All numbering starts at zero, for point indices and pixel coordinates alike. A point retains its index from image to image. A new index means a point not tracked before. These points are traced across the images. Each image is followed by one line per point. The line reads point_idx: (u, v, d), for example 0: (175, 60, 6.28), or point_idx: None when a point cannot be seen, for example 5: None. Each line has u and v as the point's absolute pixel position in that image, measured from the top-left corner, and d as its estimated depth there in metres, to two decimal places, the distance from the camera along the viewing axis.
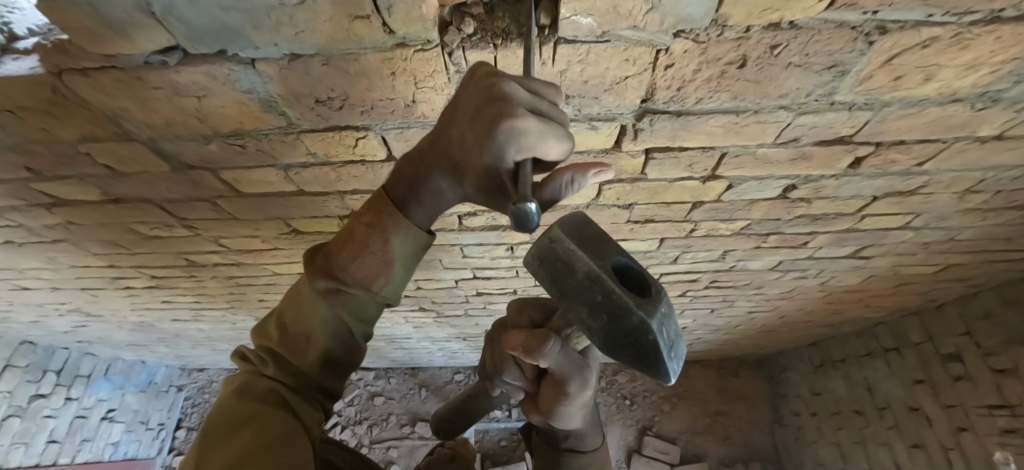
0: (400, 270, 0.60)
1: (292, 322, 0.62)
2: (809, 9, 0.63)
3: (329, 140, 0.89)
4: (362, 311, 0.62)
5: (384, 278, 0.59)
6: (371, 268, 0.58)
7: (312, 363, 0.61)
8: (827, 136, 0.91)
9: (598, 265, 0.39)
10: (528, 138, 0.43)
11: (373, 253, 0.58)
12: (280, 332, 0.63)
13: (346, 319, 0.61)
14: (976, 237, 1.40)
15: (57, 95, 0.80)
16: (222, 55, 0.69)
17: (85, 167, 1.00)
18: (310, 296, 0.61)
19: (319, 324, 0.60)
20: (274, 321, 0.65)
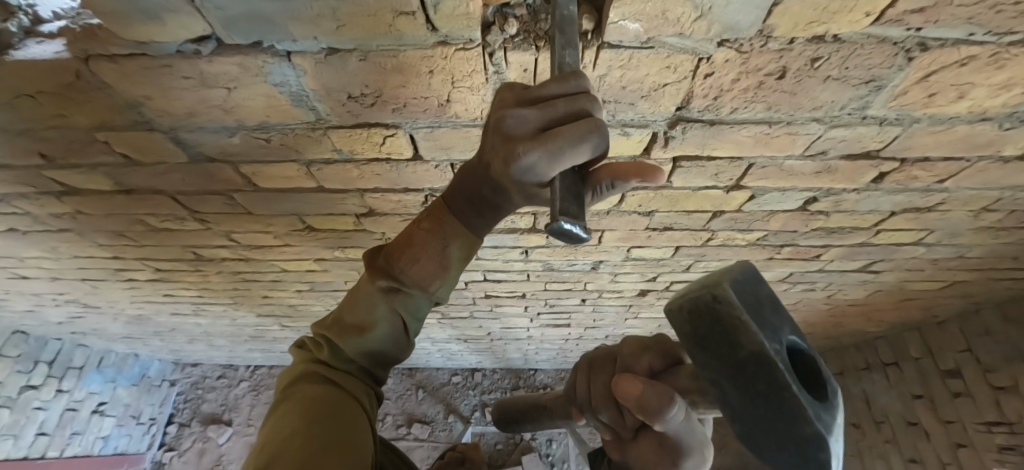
0: (455, 272, 0.62)
1: (349, 318, 0.63)
2: (855, 22, 0.64)
3: (357, 137, 0.87)
4: (417, 310, 0.63)
5: (439, 280, 0.61)
6: (428, 272, 0.60)
7: (369, 356, 0.63)
8: (854, 150, 0.92)
9: (773, 348, 0.30)
10: (547, 163, 0.42)
11: (426, 262, 0.60)
12: (337, 325, 0.64)
13: (404, 316, 0.62)
14: (985, 255, 1.41)
15: (78, 82, 0.77)
16: (257, 46, 0.68)
17: (99, 156, 0.98)
18: (370, 293, 0.62)
19: (380, 322, 0.61)
20: (331, 316, 0.66)
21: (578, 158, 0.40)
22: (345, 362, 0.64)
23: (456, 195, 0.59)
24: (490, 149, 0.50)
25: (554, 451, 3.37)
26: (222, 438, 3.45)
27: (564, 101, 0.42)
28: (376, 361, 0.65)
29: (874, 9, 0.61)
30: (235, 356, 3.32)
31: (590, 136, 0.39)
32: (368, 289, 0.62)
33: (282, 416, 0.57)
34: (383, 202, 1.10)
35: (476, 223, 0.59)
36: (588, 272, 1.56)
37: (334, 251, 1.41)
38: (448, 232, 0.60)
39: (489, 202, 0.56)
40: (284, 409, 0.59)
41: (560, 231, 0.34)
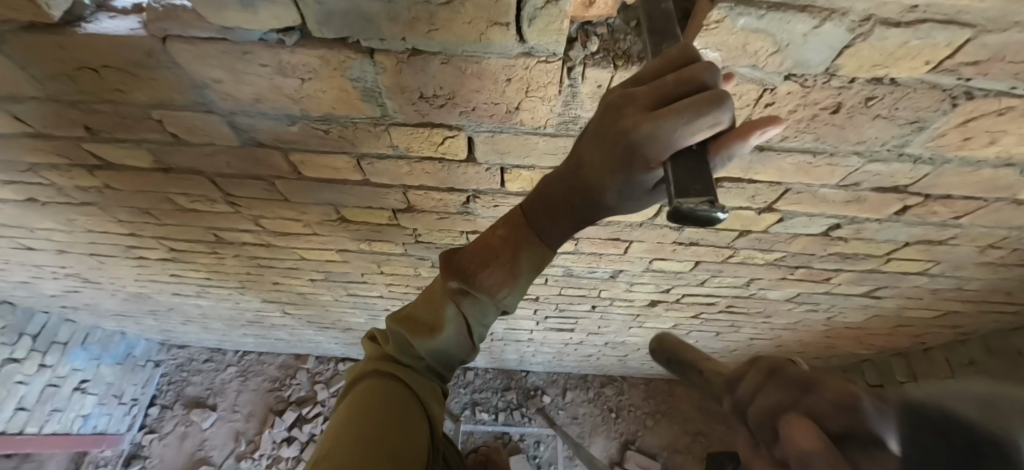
0: (526, 282, 0.59)
1: (422, 315, 0.64)
2: (913, 69, 0.68)
3: (417, 135, 0.89)
4: (482, 316, 0.62)
5: (508, 289, 0.59)
6: (499, 279, 0.58)
7: (436, 355, 0.65)
8: (884, 184, 0.97)
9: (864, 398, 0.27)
10: (659, 146, 0.39)
11: (498, 268, 0.58)
12: (408, 320, 0.65)
13: (471, 321, 0.62)
14: (982, 288, 1.49)
15: (148, 60, 0.77)
16: (344, 41, 0.70)
17: (147, 132, 0.97)
18: (443, 294, 0.63)
19: (447, 322, 0.62)
20: (400, 315, 0.67)
21: (700, 134, 0.36)
22: (412, 360, 0.65)
23: (539, 203, 0.57)
24: (586, 148, 0.49)
25: (542, 453, 3.40)
26: (206, 423, 3.37)
27: (675, 75, 0.39)
28: (442, 362, 0.66)
29: (934, 58, 0.66)
30: (226, 340, 3.26)
31: (711, 109, 0.35)
32: (442, 290, 0.63)
33: (348, 400, 0.62)
34: (425, 199, 1.12)
35: (556, 233, 0.57)
36: (606, 280, 1.59)
37: (361, 243, 1.42)
38: (523, 239, 0.58)
39: (576, 211, 0.54)
40: (350, 399, 0.62)
41: (676, 216, 0.34)
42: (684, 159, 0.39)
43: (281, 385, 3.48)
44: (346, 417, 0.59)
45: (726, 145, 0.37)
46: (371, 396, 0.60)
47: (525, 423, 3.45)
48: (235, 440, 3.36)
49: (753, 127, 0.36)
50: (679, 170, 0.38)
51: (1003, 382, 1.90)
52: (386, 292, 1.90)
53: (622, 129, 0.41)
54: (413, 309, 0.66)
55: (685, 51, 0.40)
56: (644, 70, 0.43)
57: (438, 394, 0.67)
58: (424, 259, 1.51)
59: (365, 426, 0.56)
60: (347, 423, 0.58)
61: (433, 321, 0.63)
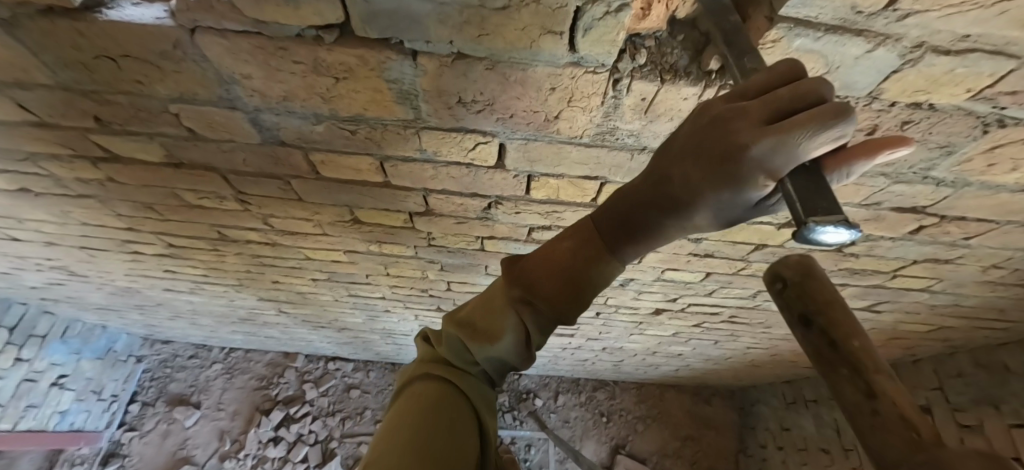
0: (591, 295, 0.58)
1: (479, 323, 0.63)
2: (954, 95, 0.69)
3: (447, 140, 0.87)
4: (541, 328, 0.60)
5: (571, 300, 0.57)
6: (564, 290, 0.57)
7: (491, 362, 0.64)
8: (905, 204, 0.99)
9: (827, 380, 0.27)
10: (780, 158, 0.38)
11: (567, 279, 0.57)
12: (466, 325, 0.64)
13: (530, 333, 0.60)
14: (978, 305, 1.54)
15: (175, 51, 0.73)
16: (386, 41, 0.67)
17: (163, 126, 0.93)
18: (502, 301, 0.62)
19: (508, 334, 0.60)
20: (456, 322, 0.66)
21: (823, 147, 0.37)
22: (467, 364, 0.65)
23: (610, 216, 0.56)
24: (675, 161, 0.48)
25: (533, 456, 3.39)
26: (189, 421, 3.28)
27: (788, 88, 0.40)
28: (496, 370, 0.66)
29: (975, 86, 0.67)
30: (213, 337, 3.17)
31: (836, 122, 0.36)
32: (502, 298, 0.62)
33: (405, 397, 0.63)
34: (445, 203, 1.10)
35: (625, 248, 0.56)
36: (614, 288, 1.59)
37: (370, 245, 1.39)
38: (592, 253, 0.57)
39: (650, 227, 0.53)
40: (405, 398, 0.63)
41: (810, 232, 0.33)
42: (799, 175, 0.39)
43: (269, 384, 3.40)
44: (403, 417, 0.59)
45: (850, 161, 0.38)
46: (428, 398, 0.60)
47: (516, 426, 3.44)
48: (219, 439, 3.27)
49: (879, 146, 0.38)
50: (796, 186, 0.38)
51: (988, 397, 1.97)
52: (388, 293, 1.86)
53: (732, 142, 0.40)
54: (470, 313, 0.65)
55: (794, 66, 0.41)
56: (746, 85, 0.44)
57: (489, 402, 0.67)
58: (433, 262, 1.49)
59: (424, 430, 0.56)
60: (404, 419, 0.59)
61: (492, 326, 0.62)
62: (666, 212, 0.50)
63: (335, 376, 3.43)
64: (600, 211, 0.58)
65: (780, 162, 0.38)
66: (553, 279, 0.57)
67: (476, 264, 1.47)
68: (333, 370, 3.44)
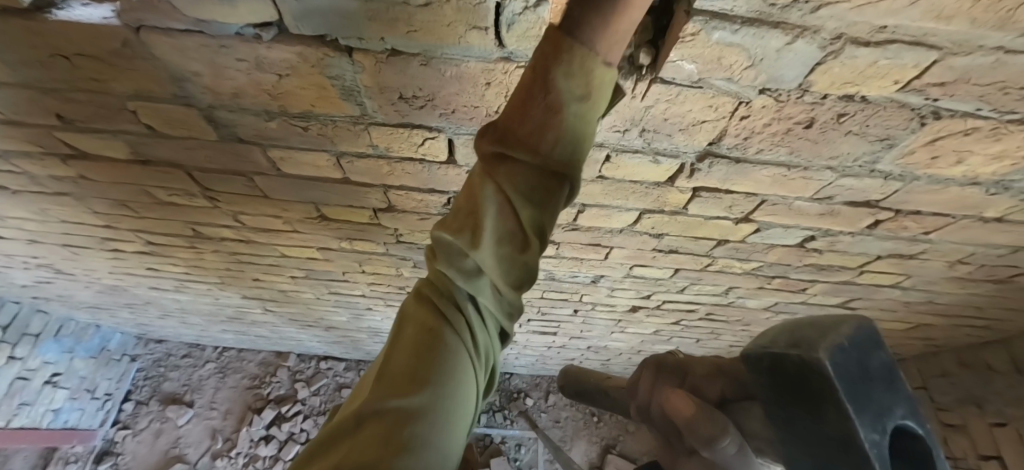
0: (578, 132, 0.39)
1: (465, 217, 0.42)
2: (883, 88, 0.70)
3: (396, 135, 0.89)
4: (531, 192, 0.40)
5: (560, 139, 0.39)
6: (536, 126, 0.38)
7: (501, 277, 0.42)
8: (857, 198, 0.99)
9: (867, 434, 0.32)
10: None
11: (538, 112, 0.38)
12: (447, 222, 0.44)
13: (520, 209, 0.40)
14: (953, 302, 1.53)
15: (124, 49, 0.75)
16: (322, 39, 0.69)
17: (124, 124, 0.95)
18: (474, 172, 0.42)
19: (490, 215, 0.40)
20: (453, 221, 0.44)
21: None
22: (461, 285, 0.42)
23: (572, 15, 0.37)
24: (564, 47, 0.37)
25: (523, 456, 3.40)
26: (182, 420, 3.32)
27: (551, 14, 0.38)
28: (502, 291, 0.43)
29: (902, 78, 0.68)
30: (205, 336, 3.19)
31: None
32: (483, 170, 0.41)
33: (394, 342, 0.44)
34: (406, 199, 1.11)
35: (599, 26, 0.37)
36: (587, 285, 1.59)
37: (342, 241, 1.41)
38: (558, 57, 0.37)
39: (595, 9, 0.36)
40: (394, 341, 0.44)
41: None
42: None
43: (261, 383, 3.43)
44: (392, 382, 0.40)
45: None
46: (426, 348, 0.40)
47: (507, 425, 3.45)
48: (211, 438, 3.31)
49: None
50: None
51: (972, 396, 1.97)
52: (367, 291, 1.88)
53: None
54: (455, 211, 0.44)
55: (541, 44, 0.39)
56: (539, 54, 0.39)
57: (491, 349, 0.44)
58: (405, 259, 1.50)
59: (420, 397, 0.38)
60: (392, 366, 0.41)
61: (470, 211, 0.41)
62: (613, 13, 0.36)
63: (326, 375, 3.44)
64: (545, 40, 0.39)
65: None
66: (521, 116, 0.39)
67: None
68: (325, 370, 3.45)
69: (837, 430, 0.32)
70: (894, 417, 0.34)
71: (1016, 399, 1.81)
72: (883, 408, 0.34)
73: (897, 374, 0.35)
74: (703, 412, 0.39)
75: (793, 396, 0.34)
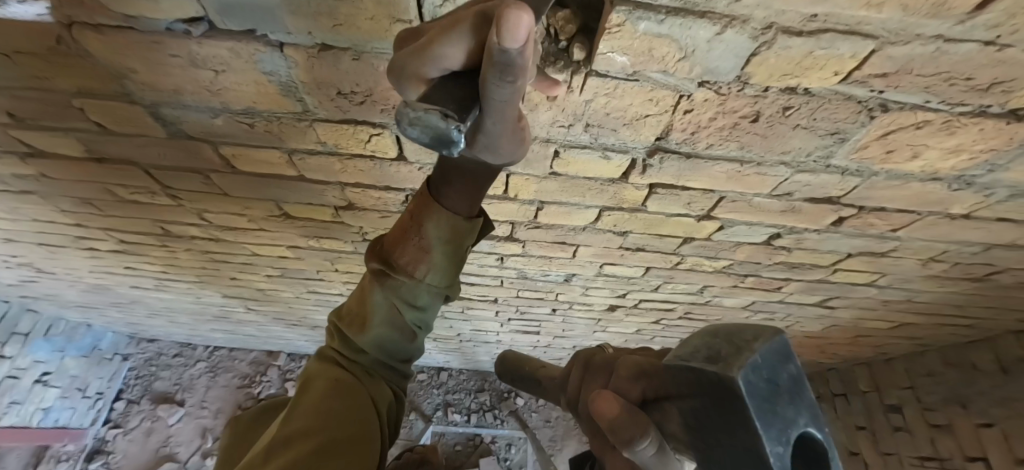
0: (440, 257, 0.59)
1: (358, 310, 0.63)
2: (824, 79, 0.68)
3: (342, 132, 0.88)
4: (413, 297, 0.61)
5: (424, 266, 0.59)
6: (414, 256, 0.59)
7: (388, 347, 0.63)
8: (817, 195, 0.97)
9: (771, 446, 0.29)
10: (522, 82, 0.34)
11: (409, 247, 0.59)
12: (347, 313, 0.65)
13: (398, 304, 0.60)
14: (932, 301, 1.51)
15: (59, 46, 0.74)
16: (251, 34, 0.68)
17: (74, 121, 0.94)
18: (369, 281, 0.63)
19: (376, 309, 0.60)
20: (352, 310, 0.64)
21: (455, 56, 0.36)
22: (356, 354, 0.62)
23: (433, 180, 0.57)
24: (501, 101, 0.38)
25: (513, 456, 3.39)
26: (173, 419, 3.34)
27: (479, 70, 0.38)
28: (390, 356, 0.64)
29: (841, 69, 0.66)
30: (195, 335, 3.21)
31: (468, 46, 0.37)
32: (370, 278, 0.63)
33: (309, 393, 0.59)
34: (363, 197, 1.11)
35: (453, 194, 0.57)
36: (561, 283, 1.58)
37: (310, 240, 1.41)
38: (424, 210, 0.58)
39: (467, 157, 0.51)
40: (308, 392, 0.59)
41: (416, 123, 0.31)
42: (452, 83, 0.37)
43: (251, 382, 3.43)
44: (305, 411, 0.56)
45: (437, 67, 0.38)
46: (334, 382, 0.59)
47: (497, 425, 3.43)
48: (202, 437, 3.33)
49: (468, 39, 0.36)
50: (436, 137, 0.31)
51: (958, 396, 1.93)
52: (345, 290, 1.87)
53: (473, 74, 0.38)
54: (351, 305, 0.65)
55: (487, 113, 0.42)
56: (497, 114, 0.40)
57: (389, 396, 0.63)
58: None
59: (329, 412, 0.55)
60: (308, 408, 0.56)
61: (361, 309, 0.62)
62: (472, 185, 0.55)
63: None
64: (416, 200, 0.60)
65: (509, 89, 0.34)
66: (400, 248, 0.60)
67: None
68: None
69: (743, 444, 0.30)
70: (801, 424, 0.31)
71: (1001, 399, 1.78)
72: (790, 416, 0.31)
73: (811, 393, 0.33)
74: (629, 411, 0.36)
75: (700, 404, 0.32)
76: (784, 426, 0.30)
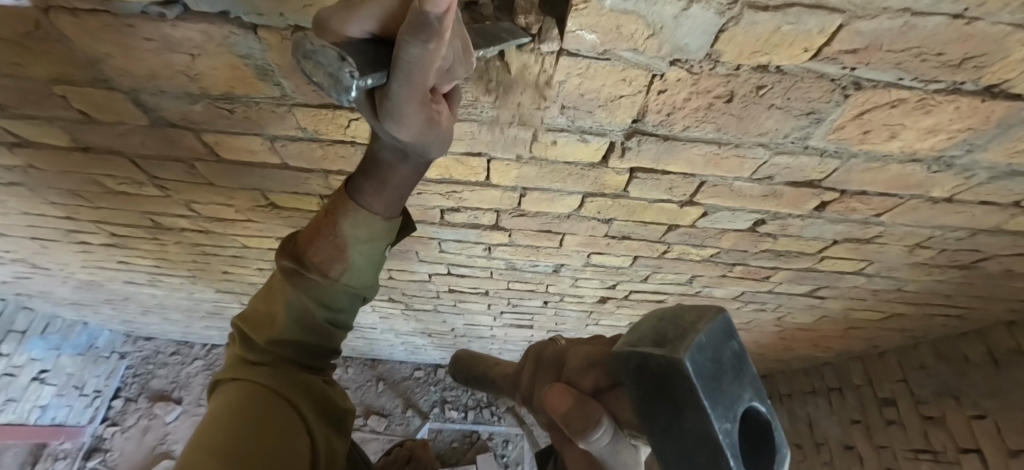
0: (357, 256, 0.60)
1: (266, 310, 0.61)
2: (794, 57, 0.68)
3: (321, 117, 0.89)
4: (327, 297, 0.60)
5: (340, 264, 0.59)
6: (328, 254, 0.58)
7: (300, 348, 0.61)
8: (797, 178, 0.98)
9: (720, 424, 0.26)
10: (431, 50, 0.35)
11: (323, 245, 0.59)
12: (254, 317, 0.62)
13: (311, 303, 0.59)
14: (921, 290, 1.50)
15: (35, 32, 0.75)
16: (224, 16, 0.68)
17: (56, 109, 0.95)
18: (281, 282, 0.62)
19: (285, 310, 0.59)
20: (256, 312, 0.62)
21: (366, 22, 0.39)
22: (263, 357, 0.59)
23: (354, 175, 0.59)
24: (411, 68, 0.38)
25: (510, 453, 3.38)
26: (170, 417, 3.35)
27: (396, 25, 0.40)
28: (304, 356, 0.62)
29: (811, 45, 0.66)
30: (191, 332, 3.21)
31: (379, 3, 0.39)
32: (281, 277, 0.61)
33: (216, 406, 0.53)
34: None
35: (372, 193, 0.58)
36: (549, 274, 1.58)
37: (297, 231, 1.41)
38: (341, 209, 0.59)
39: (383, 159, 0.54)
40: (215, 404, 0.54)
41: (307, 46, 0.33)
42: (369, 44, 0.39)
43: None
44: (211, 425, 0.50)
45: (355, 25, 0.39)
46: (240, 394, 0.54)
47: (494, 422, 3.43)
48: None
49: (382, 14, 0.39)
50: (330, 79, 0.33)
51: (950, 388, 1.93)
52: None
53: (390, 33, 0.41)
54: (257, 305, 0.63)
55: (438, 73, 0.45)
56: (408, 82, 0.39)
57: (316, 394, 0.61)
58: None
59: (236, 425, 0.50)
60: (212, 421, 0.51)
61: (270, 311, 0.61)
62: (381, 185, 0.57)
63: None
64: (333, 197, 0.60)
65: (417, 51, 0.35)
66: (313, 247, 0.59)
67: (405, 250, 1.48)
68: None
69: (691, 426, 0.27)
70: (746, 399, 0.29)
71: (993, 391, 1.77)
72: (735, 390, 0.28)
73: (752, 367, 0.30)
74: (580, 402, 0.34)
75: (651, 391, 0.28)
76: (731, 402, 0.28)
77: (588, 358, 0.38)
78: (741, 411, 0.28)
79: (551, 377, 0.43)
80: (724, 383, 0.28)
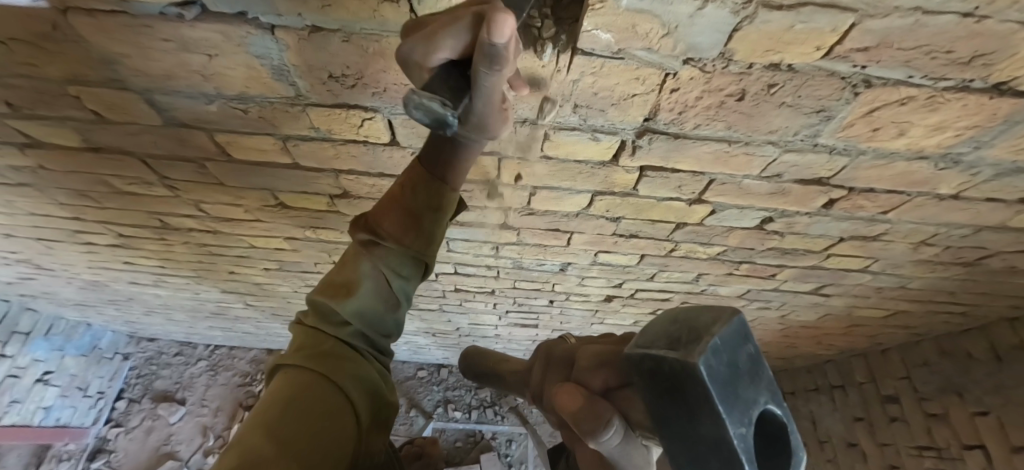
0: (429, 225, 0.63)
1: (340, 281, 0.62)
2: (806, 55, 0.69)
3: (334, 117, 0.89)
4: (399, 264, 0.62)
5: (414, 231, 0.62)
6: (404, 221, 0.62)
7: (372, 317, 0.61)
8: (805, 176, 0.99)
9: (735, 430, 0.26)
10: (503, 72, 0.40)
11: (400, 214, 0.62)
12: (327, 287, 0.62)
13: (387, 269, 0.62)
14: (925, 287, 1.51)
15: (51, 33, 0.75)
16: (241, 16, 0.69)
17: (68, 109, 0.96)
18: (355, 253, 0.64)
19: (363, 276, 0.61)
20: (327, 286, 0.62)
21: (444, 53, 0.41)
22: (337, 328, 0.59)
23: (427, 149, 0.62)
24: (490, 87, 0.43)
25: (513, 452, 3.38)
26: (173, 418, 3.34)
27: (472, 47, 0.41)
28: (373, 328, 0.62)
29: (822, 44, 0.66)
30: (194, 333, 3.21)
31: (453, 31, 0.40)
32: (355, 249, 0.64)
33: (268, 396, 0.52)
34: (358, 184, 1.13)
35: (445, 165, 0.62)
36: (556, 273, 1.59)
37: (305, 231, 1.42)
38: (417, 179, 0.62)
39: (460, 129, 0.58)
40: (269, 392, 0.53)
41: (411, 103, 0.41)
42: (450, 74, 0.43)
43: (251, 381, 3.44)
44: (261, 417, 0.49)
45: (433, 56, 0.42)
46: (291, 384, 0.52)
47: (497, 421, 3.44)
48: (202, 435, 3.33)
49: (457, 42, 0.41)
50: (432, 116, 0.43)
51: (953, 384, 1.94)
52: None
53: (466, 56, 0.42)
54: (329, 280, 0.63)
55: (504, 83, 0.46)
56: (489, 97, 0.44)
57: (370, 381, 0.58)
58: None
59: (287, 416, 0.48)
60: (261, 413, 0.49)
61: (345, 280, 0.61)
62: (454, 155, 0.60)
63: None
64: (406, 172, 0.64)
65: (492, 77, 0.40)
66: (390, 217, 0.63)
67: None
68: None
69: (705, 430, 0.26)
70: (761, 403, 0.28)
71: (996, 387, 1.79)
72: (750, 394, 0.27)
73: (768, 370, 0.30)
74: (590, 402, 0.34)
75: (664, 393, 0.28)
76: (746, 406, 0.27)
77: (597, 356, 0.38)
78: (755, 414, 0.27)
79: (560, 375, 0.43)
80: (740, 387, 0.27)
